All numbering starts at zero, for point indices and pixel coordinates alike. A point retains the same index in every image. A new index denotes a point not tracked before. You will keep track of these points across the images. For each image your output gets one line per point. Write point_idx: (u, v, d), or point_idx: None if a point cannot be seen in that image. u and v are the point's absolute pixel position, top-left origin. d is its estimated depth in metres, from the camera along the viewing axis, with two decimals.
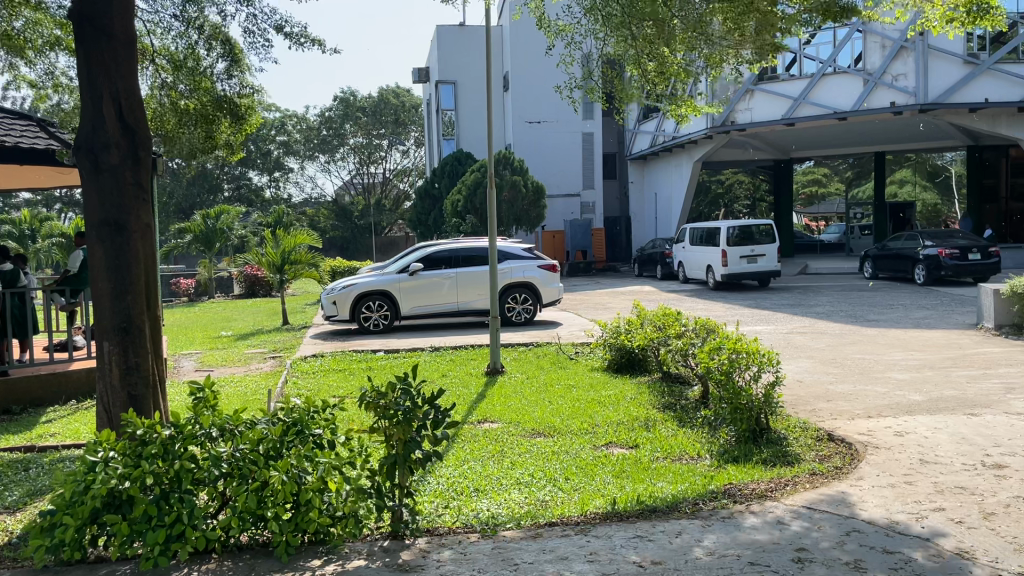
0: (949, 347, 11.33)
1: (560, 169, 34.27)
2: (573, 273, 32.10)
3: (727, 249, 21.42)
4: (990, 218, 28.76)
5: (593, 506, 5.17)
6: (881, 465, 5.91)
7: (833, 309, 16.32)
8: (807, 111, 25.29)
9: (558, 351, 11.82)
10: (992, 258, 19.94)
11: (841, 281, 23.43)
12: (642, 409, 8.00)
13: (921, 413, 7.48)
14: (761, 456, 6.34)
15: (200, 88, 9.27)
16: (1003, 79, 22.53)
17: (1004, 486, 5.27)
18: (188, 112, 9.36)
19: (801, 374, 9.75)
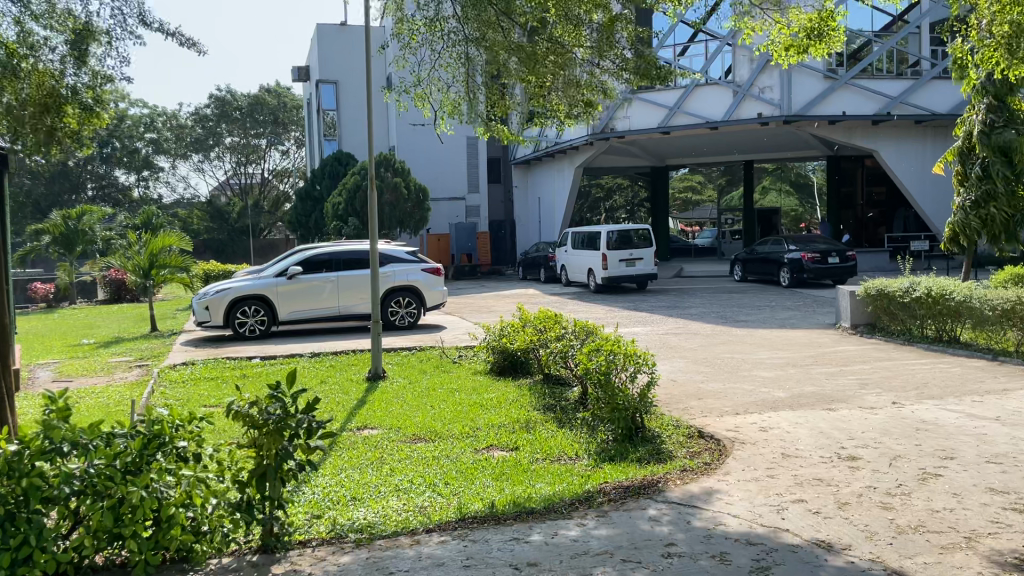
0: (810, 345, 11.99)
1: (444, 174, 34.31)
2: (459, 276, 32.05)
3: (607, 252, 21.95)
4: (846, 222, 30.72)
5: (471, 510, 5.16)
6: (746, 459, 6.19)
7: (705, 311, 17.00)
8: (681, 120, 26.17)
9: (440, 355, 11.73)
10: (849, 262, 21.31)
11: (712, 283, 24.42)
12: (524, 411, 8.09)
13: (784, 408, 7.89)
14: (637, 454, 6.51)
15: (36, 80, 8.52)
16: (857, 94, 24.46)
17: (857, 477, 5.61)
18: (28, 108, 8.54)
19: (674, 374, 10.09)
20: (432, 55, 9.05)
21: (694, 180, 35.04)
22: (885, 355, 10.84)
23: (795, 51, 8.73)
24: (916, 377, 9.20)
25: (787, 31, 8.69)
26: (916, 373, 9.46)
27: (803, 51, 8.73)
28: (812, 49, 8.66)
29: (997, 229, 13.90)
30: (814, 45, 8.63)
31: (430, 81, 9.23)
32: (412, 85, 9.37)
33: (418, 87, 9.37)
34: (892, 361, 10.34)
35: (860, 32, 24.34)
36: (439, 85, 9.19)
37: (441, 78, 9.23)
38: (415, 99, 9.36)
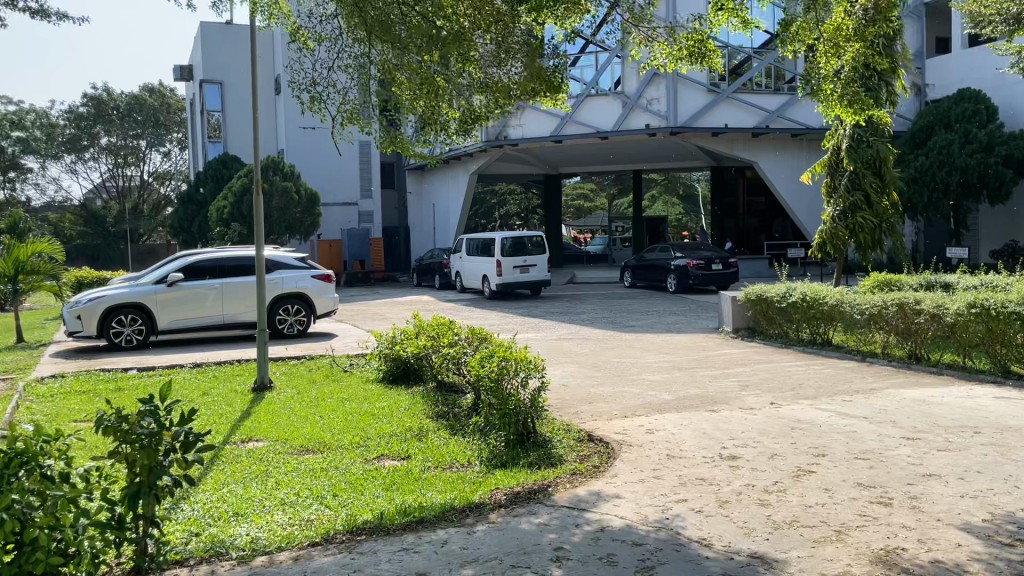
0: (695, 349, 12.43)
1: (335, 178, 33.79)
2: (352, 283, 31.47)
3: (501, 259, 22.07)
4: (730, 232, 32.05)
5: (360, 521, 5.06)
6: (633, 461, 6.33)
7: (596, 317, 17.33)
8: (572, 129, 26.56)
9: (332, 364, 11.50)
10: (732, 268, 22.30)
11: (603, 289, 24.91)
12: (416, 419, 7.99)
13: (670, 411, 8.12)
14: (527, 459, 6.55)
15: None
16: (737, 108, 25.55)
17: (737, 475, 5.83)
18: None
19: (565, 379, 10.22)
20: (335, 55, 9.00)
21: (586, 188, 35.81)
22: (764, 358, 11.33)
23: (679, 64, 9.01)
24: (792, 378, 9.65)
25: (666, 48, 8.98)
26: (792, 374, 9.93)
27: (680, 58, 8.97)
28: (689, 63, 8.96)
29: (864, 236, 14.75)
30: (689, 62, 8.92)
31: (327, 84, 9.05)
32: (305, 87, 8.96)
33: (311, 90, 9.01)
34: (771, 363, 10.82)
35: (741, 48, 25.25)
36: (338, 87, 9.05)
37: (339, 80, 9.16)
38: (312, 100, 8.97)
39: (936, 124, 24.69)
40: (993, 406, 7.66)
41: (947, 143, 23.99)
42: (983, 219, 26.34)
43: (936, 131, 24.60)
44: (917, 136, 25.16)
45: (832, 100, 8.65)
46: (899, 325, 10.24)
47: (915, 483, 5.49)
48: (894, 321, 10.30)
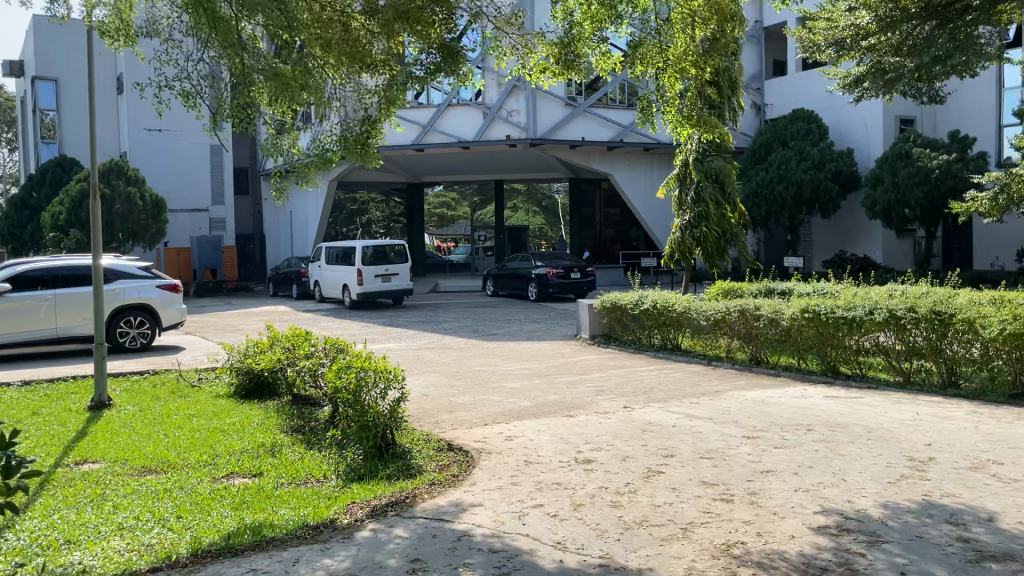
0: (554, 356, 12.67)
1: (185, 183, 32.27)
2: (202, 293, 30.08)
3: (362, 268, 21.73)
4: (588, 241, 32.95)
5: (205, 543, 4.82)
6: (491, 469, 6.37)
7: (458, 325, 17.35)
8: (434, 138, 26.58)
9: (178, 378, 10.92)
10: (589, 277, 22.95)
11: (465, 298, 25.01)
12: (270, 435, 7.71)
13: (529, 417, 8.23)
14: (386, 471, 6.45)
15: None
16: (593, 122, 26.34)
17: (591, 478, 5.98)
18: None
19: (425, 388, 10.16)
20: (200, 49, 8.48)
21: (448, 197, 35.38)
22: (619, 363, 11.69)
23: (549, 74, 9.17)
24: (644, 383, 10.00)
25: (537, 58, 9.15)
26: (645, 378, 10.31)
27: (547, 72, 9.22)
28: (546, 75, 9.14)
29: (710, 246, 15.56)
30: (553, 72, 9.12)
31: (198, 78, 8.70)
32: (172, 81, 8.77)
33: (182, 84, 8.81)
34: (625, 368, 11.19)
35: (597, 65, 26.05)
36: (210, 82, 8.66)
37: (211, 71, 8.66)
38: (184, 99, 8.74)
39: (774, 141, 26.38)
40: (823, 405, 8.22)
41: (786, 160, 25.65)
42: (816, 230, 28.37)
43: (774, 148, 26.30)
44: (758, 152, 26.73)
45: (683, 120, 9.03)
46: (742, 330, 10.84)
47: (754, 480, 5.81)
48: (737, 326, 10.89)
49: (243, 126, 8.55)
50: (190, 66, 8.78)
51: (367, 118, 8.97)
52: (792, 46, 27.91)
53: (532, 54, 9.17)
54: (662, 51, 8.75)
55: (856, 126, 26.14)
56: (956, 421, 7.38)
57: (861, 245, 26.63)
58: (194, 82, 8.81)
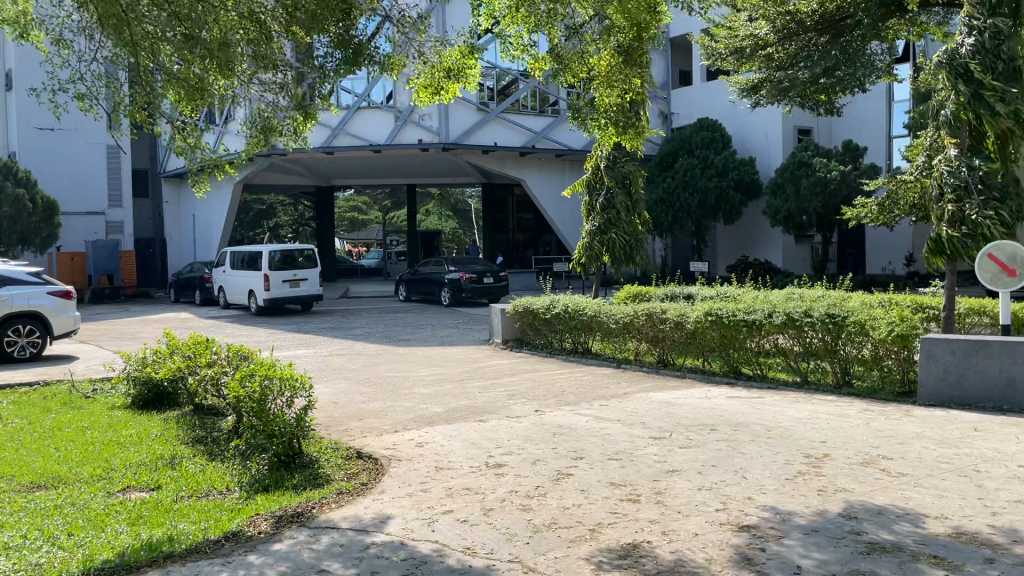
0: (466, 361, 12.64)
1: (81, 185, 30.86)
2: (98, 299, 28.74)
3: (269, 273, 21.23)
4: (500, 247, 33.01)
5: (97, 561, 4.60)
6: (401, 476, 6.31)
7: (369, 331, 17.13)
8: (344, 141, 26.12)
9: (71, 389, 10.39)
10: (502, 282, 23.02)
11: (377, 304, 24.72)
12: (169, 446, 7.43)
13: (440, 423, 8.19)
14: (292, 481, 6.31)
15: None
16: (506, 127, 26.50)
17: (502, 482, 5.99)
18: None
19: (335, 396, 9.99)
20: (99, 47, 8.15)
21: (358, 202, 35.50)
22: (531, 367, 11.77)
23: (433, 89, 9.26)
24: (555, 386, 10.10)
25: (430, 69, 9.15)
26: (556, 382, 10.40)
27: (438, 89, 9.26)
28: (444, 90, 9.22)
29: (618, 251, 15.84)
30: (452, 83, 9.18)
31: (95, 81, 8.37)
32: (65, 83, 8.37)
33: (76, 86, 8.44)
34: (537, 372, 11.28)
35: (509, 70, 26.24)
36: (107, 81, 8.34)
37: (111, 69, 8.36)
38: (77, 101, 8.34)
39: (680, 150, 27.11)
40: (726, 405, 8.48)
41: (691, 168, 26.40)
42: (719, 235, 29.26)
43: (680, 156, 27.03)
44: (665, 160, 27.44)
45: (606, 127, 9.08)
46: (649, 333, 11.06)
47: (660, 480, 5.93)
48: (645, 329, 11.11)
49: (144, 121, 8.25)
50: (88, 67, 8.43)
51: (282, 115, 8.74)
52: (696, 56, 28.81)
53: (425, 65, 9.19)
54: (584, 61, 8.97)
55: (757, 136, 27.15)
56: (850, 418, 7.73)
57: (762, 251, 27.66)
58: (89, 82, 8.45)
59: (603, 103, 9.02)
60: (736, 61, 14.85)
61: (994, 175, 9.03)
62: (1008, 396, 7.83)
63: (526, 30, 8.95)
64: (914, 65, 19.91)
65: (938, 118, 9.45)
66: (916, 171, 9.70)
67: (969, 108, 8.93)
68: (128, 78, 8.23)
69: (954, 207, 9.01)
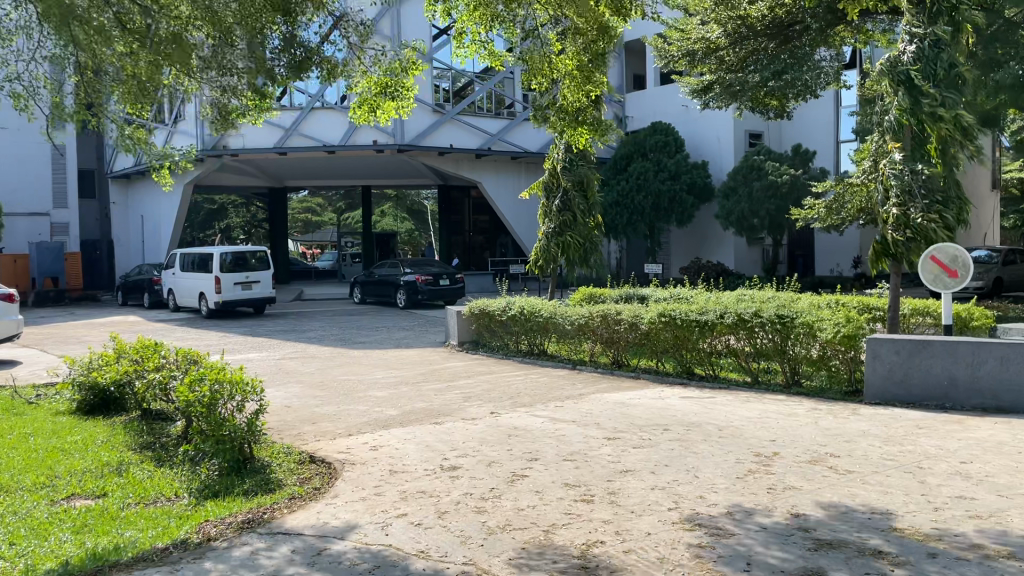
0: (422, 363, 12.58)
1: (24, 185, 30.07)
2: (42, 302, 27.98)
3: (220, 275, 20.89)
4: (456, 249, 32.97)
5: (39, 572, 4.48)
6: (354, 479, 6.26)
7: (323, 334, 16.97)
8: (298, 142, 25.81)
9: (13, 395, 10.09)
10: (458, 284, 22.97)
11: (331, 306, 24.50)
12: (116, 452, 7.27)
13: (394, 426, 8.14)
14: (243, 486, 6.21)
15: None
16: (461, 129, 26.47)
17: (457, 485, 5.98)
18: None
19: (288, 399, 9.87)
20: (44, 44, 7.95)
21: (313, 203, 35.33)
22: (487, 369, 11.77)
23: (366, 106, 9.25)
24: (511, 388, 10.12)
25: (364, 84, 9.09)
26: (511, 383, 10.41)
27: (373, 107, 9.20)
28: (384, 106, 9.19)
29: (574, 253, 15.93)
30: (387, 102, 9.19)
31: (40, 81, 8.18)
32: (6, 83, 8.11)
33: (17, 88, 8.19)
34: (492, 374, 11.28)
35: (465, 72, 26.29)
36: (49, 83, 8.14)
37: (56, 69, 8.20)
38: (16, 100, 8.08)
39: (634, 153, 27.37)
40: (679, 405, 8.59)
41: (645, 171, 26.68)
42: (673, 238, 29.56)
43: (634, 159, 27.30)
44: (619, 164, 27.71)
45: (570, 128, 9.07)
46: (604, 334, 11.14)
47: (614, 480, 5.98)
48: (599, 331, 11.18)
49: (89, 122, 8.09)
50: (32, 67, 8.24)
51: (236, 111, 8.62)
52: (651, 59, 29.31)
53: (363, 75, 9.09)
54: (550, 62, 8.94)
55: (709, 140, 27.55)
56: (798, 417, 7.88)
57: (715, 253, 28.05)
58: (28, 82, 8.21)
59: (563, 105, 9.04)
60: (688, 64, 15.78)
61: (936, 179, 9.28)
62: (950, 394, 8.07)
63: (484, 27, 9.01)
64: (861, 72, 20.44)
65: (882, 124, 9.67)
66: (861, 176, 9.88)
67: (911, 114, 9.19)
68: (73, 76, 8.09)
69: (899, 210, 9.25)
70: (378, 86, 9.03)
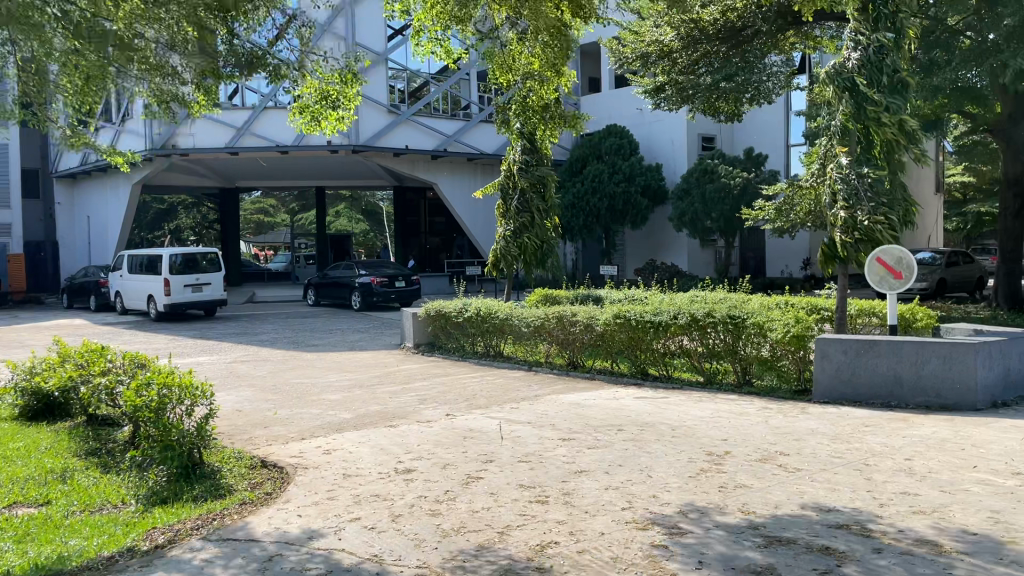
0: (377, 366, 12.48)
1: None
2: None
3: (170, 277, 20.47)
4: (413, 250, 32.85)
5: None
6: (306, 484, 6.18)
7: (276, 337, 16.75)
8: (250, 141, 25.41)
9: None
10: (414, 286, 22.82)
11: (284, 309, 24.19)
12: (60, 459, 7.08)
13: (348, 429, 8.07)
14: (192, 492, 6.10)
15: None
16: (417, 130, 26.35)
17: (411, 488, 5.95)
18: None
19: (240, 403, 9.72)
20: None
21: (266, 204, 34.33)
22: (442, 371, 11.74)
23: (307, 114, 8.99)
24: (466, 390, 10.08)
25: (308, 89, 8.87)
26: (467, 386, 10.37)
27: (315, 115, 9.00)
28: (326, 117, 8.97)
29: (530, 255, 15.96)
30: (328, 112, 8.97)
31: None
32: None
33: None
34: (448, 376, 11.23)
35: (419, 72, 26.26)
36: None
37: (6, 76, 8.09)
38: None
39: (589, 155, 27.61)
40: (633, 406, 8.65)
41: (599, 173, 26.86)
42: (628, 239, 29.80)
43: (589, 162, 27.51)
44: (574, 167, 27.91)
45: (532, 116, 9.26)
46: (559, 336, 11.18)
47: (568, 480, 6.00)
48: (555, 332, 11.21)
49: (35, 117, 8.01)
50: None
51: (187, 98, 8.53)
52: (606, 60, 29.61)
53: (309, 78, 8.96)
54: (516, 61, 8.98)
55: (663, 142, 27.82)
56: (749, 417, 7.99)
57: (669, 254, 28.36)
58: None
59: (524, 99, 9.18)
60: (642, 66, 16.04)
61: (882, 182, 9.50)
62: (896, 392, 8.26)
63: (440, 26, 8.96)
64: (810, 77, 20.86)
65: (830, 128, 9.86)
66: (810, 179, 10.11)
67: (857, 119, 9.40)
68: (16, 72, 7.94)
69: (846, 212, 9.44)
70: (320, 94, 8.80)
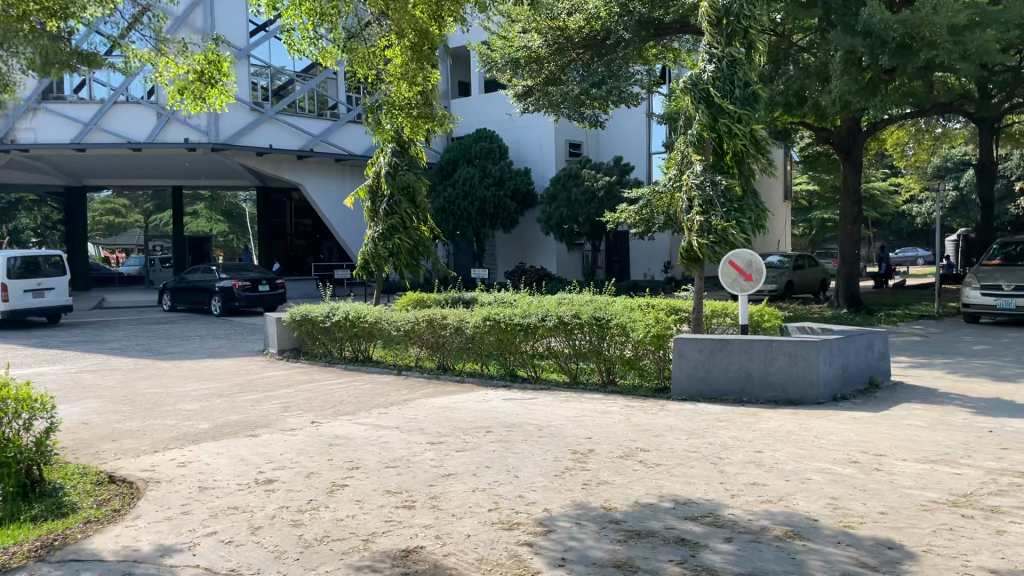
0: (238, 374, 12.01)
1: None
2: None
3: (7, 282, 18.88)
4: (278, 251, 32.67)
5: None
6: (158, 499, 5.86)
7: (128, 344, 15.82)
8: (97, 138, 23.95)
9: None
10: (278, 290, 22.11)
11: (137, 314, 22.91)
12: None
13: (206, 440, 7.72)
14: (30, 513, 5.67)
15: None
16: (281, 128, 25.59)
17: (272, 499, 5.76)
18: None
19: (85, 416, 9.11)
20: None
21: (117, 204, 31.84)
22: (308, 377, 11.43)
23: (190, 95, 8.38)
24: (333, 396, 9.85)
25: (180, 71, 8.25)
26: (334, 392, 10.15)
27: (199, 95, 8.42)
28: (208, 92, 8.41)
29: (402, 257, 15.80)
30: (209, 88, 8.38)
31: None
32: None
33: None
34: (313, 383, 10.94)
35: (282, 70, 25.59)
36: None
37: None
38: None
39: (459, 158, 27.57)
40: (502, 408, 8.71)
41: (470, 176, 26.87)
42: (498, 242, 30.19)
43: (459, 165, 27.48)
44: (445, 168, 27.91)
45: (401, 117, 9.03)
46: (430, 340, 11.12)
47: (435, 484, 5.98)
48: (426, 336, 11.15)
49: None
50: None
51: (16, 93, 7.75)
52: (474, 64, 29.82)
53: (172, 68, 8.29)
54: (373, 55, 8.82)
55: (532, 147, 28.27)
56: (613, 415, 8.22)
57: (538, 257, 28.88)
58: None
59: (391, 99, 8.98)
60: (511, 70, 16.36)
61: (734, 189, 10.05)
62: (747, 389, 8.73)
63: (312, 23, 8.64)
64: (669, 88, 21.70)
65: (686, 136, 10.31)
66: (668, 184, 10.56)
67: (711, 128, 9.86)
68: None
69: (702, 217, 9.89)
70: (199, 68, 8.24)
